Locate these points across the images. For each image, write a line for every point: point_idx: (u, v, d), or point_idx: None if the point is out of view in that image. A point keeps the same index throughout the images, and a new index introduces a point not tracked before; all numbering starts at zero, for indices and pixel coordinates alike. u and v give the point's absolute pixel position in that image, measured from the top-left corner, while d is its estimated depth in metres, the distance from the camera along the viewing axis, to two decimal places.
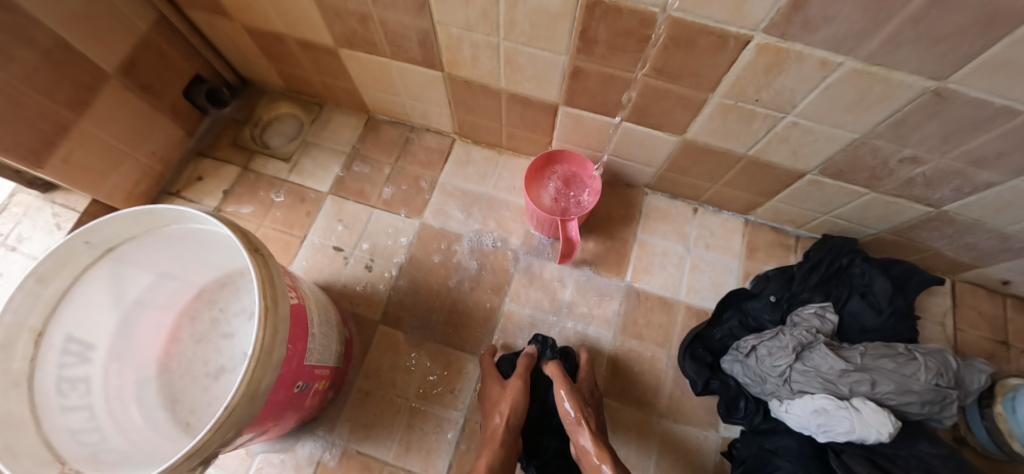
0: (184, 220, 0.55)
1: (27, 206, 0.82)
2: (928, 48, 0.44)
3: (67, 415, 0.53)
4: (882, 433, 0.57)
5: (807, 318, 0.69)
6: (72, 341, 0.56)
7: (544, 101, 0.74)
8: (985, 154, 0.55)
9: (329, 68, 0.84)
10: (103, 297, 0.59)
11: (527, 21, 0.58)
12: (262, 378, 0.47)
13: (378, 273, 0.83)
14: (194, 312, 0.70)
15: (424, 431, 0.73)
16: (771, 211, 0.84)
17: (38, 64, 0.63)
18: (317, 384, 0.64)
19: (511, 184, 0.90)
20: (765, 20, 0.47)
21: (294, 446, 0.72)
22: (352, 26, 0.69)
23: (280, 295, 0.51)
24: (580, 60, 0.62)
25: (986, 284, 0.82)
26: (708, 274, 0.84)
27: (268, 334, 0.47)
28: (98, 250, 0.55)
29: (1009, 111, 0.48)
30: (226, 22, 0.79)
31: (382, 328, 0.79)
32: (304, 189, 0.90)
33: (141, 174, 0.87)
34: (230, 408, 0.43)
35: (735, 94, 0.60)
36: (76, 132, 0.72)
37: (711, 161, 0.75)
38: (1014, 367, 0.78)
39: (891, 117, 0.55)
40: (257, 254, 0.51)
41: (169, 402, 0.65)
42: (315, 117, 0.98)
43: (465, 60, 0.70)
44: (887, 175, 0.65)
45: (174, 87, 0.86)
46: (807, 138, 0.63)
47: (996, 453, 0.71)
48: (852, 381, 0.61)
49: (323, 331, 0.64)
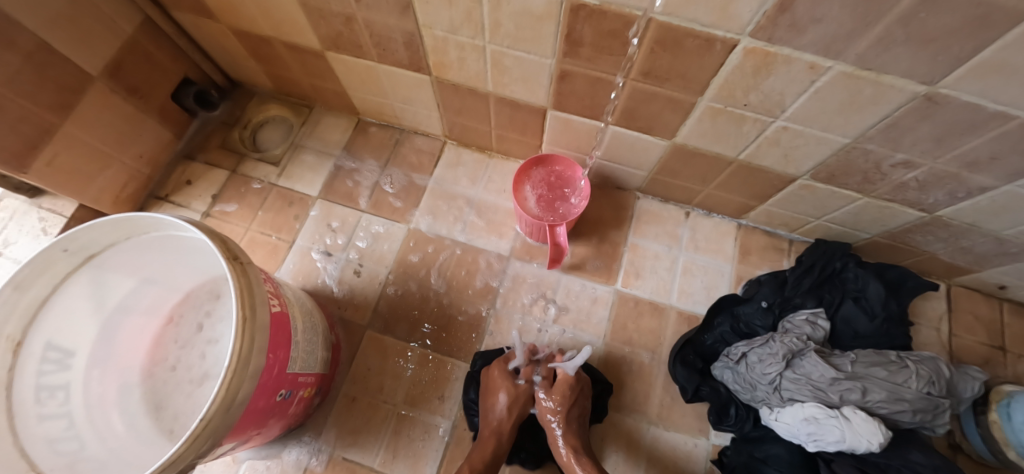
0: (164, 226, 0.55)
1: (14, 210, 0.81)
2: (918, 50, 0.43)
3: (45, 424, 0.52)
4: (873, 443, 0.56)
5: (798, 324, 0.68)
6: (51, 349, 0.55)
7: (532, 104, 0.73)
8: (979, 158, 0.54)
9: (317, 70, 0.83)
10: (84, 304, 0.58)
11: (511, 23, 0.57)
12: (239, 387, 0.46)
13: (367, 277, 0.82)
14: (180, 318, 0.69)
15: (412, 438, 0.72)
16: (764, 214, 0.82)
17: (20, 67, 0.63)
18: (302, 391, 0.64)
19: (501, 187, 0.89)
20: (752, 22, 0.46)
21: (280, 452, 0.71)
22: (338, 28, 0.68)
23: (259, 301, 0.50)
24: (567, 62, 0.61)
25: (983, 288, 0.81)
26: (700, 278, 0.83)
27: (245, 342, 0.47)
28: (77, 257, 0.54)
29: (1003, 115, 0.47)
30: (212, 24, 0.79)
31: (370, 333, 0.78)
32: (293, 192, 0.90)
33: (129, 177, 0.86)
34: (206, 418, 0.43)
35: (724, 97, 0.58)
36: (60, 136, 0.72)
37: (702, 164, 0.74)
38: (1010, 373, 0.77)
39: (882, 121, 0.54)
40: (235, 262, 0.50)
41: (153, 408, 0.64)
42: (304, 119, 0.97)
43: (451, 63, 0.69)
44: (880, 179, 0.64)
45: (161, 89, 0.86)
46: (798, 141, 0.62)
47: (992, 461, 0.70)
48: (843, 389, 0.60)
49: (307, 337, 0.63)
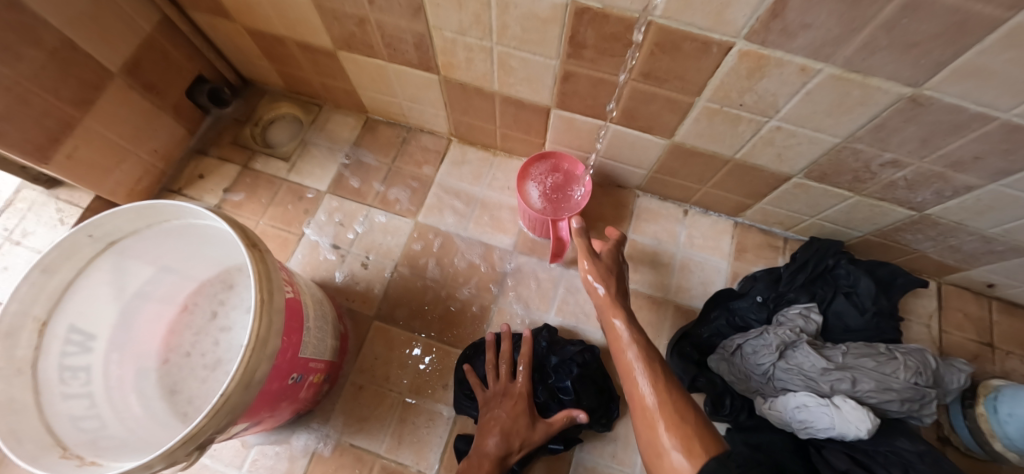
0: (184, 215, 0.57)
1: (32, 201, 0.84)
2: (901, 54, 0.46)
3: (68, 403, 0.55)
4: (862, 430, 0.58)
5: (791, 317, 0.71)
6: (74, 331, 0.58)
7: (536, 103, 0.75)
8: (963, 157, 0.57)
9: (328, 69, 0.86)
10: (105, 289, 0.61)
11: (518, 25, 0.60)
12: (258, 366, 0.49)
13: (374, 270, 0.85)
14: (194, 307, 0.72)
15: (416, 425, 0.74)
16: (760, 213, 0.85)
17: (45, 63, 0.66)
18: (312, 376, 0.66)
19: (505, 184, 0.92)
20: (746, 26, 0.49)
21: (289, 438, 0.74)
22: (350, 28, 0.71)
23: (276, 286, 0.53)
24: (570, 63, 0.64)
25: (972, 286, 0.83)
26: (697, 274, 0.85)
27: (263, 325, 0.50)
28: (101, 243, 0.57)
29: (983, 116, 0.50)
30: (228, 24, 0.81)
31: (377, 324, 0.81)
32: (302, 187, 0.92)
33: (143, 171, 0.89)
34: (226, 394, 0.45)
35: (720, 98, 0.61)
36: (79, 130, 0.74)
37: (700, 163, 0.76)
38: (998, 369, 0.80)
39: (871, 122, 0.57)
40: (254, 249, 0.53)
41: (168, 392, 0.66)
42: (314, 117, 1.00)
43: (459, 63, 0.72)
44: (870, 178, 0.67)
45: (176, 86, 0.88)
46: (791, 141, 0.65)
47: (979, 453, 0.72)
48: (833, 379, 0.62)
49: (318, 325, 0.66)
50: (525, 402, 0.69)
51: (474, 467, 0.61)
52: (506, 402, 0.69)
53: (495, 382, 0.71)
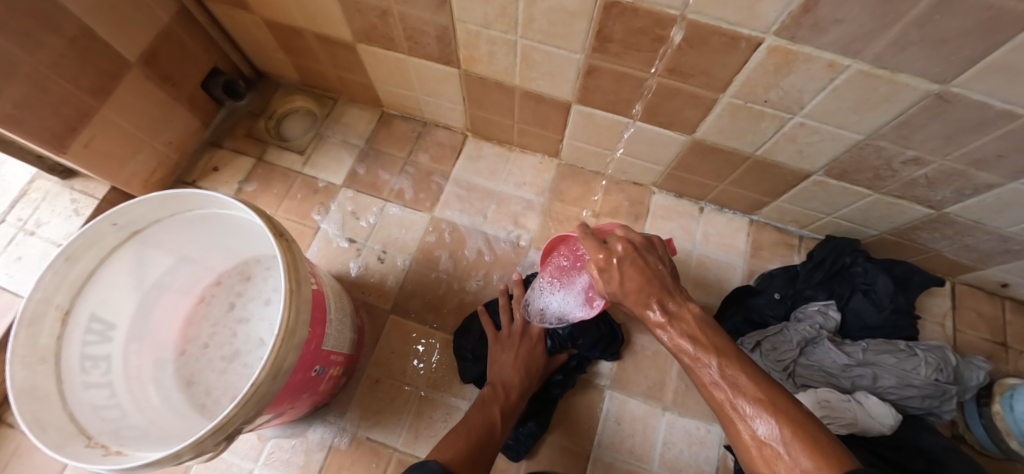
0: (209, 204, 0.57)
1: (46, 191, 0.83)
2: (931, 50, 0.46)
3: (89, 392, 0.54)
4: (883, 425, 0.59)
5: (811, 313, 0.71)
6: (95, 320, 0.57)
7: (557, 98, 0.75)
8: (986, 156, 0.57)
9: (346, 63, 0.86)
10: (125, 278, 0.60)
11: (544, 18, 0.60)
12: (285, 356, 0.49)
13: (390, 264, 0.84)
14: (211, 298, 0.72)
15: (433, 420, 0.74)
16: (776, 211, 0.85)
17: (64, 51, 0.65)
18: (332, 369, 0.66)
19: (521, 179, 0.92)
20: (777, 22, 0.49)
21: (305, 431, 0.73)
22: (372, 21, 0.71)
23: (303, 277, 0.53)
24: (595, 58, 0.64)
25: (986, 286, 0.84)
26: (714, 271, 0.85)
27: (291, 314, 0.49)
28: (124, 232, 0.56)
29: (1009, 114, 0.50)
30: (246, 16, 0.81)
31: (393, 318, 0.80)
32: (318, 180, 0.92)
33: (158, 163, 0.88)
34: (256, 383, 0.45)
35: (745, 94, 0.61)
36: (97, 119, 0.74)
37: (719, 159, 0.77)
38: (1012, 368, 0.80)
39: (895, 119, 0.57)
40: (281, 238, 0.53)
41: (185, 383, 0.66)
42: (328, 110, 0.99)
43: (481, 57, 0.72)
44: (890, 176, 0.67)
45: (192, 78, 0.88)
46: (813, 138, 0.65)
47: (993, 451, 0.72)
48: (854, 375, 0.64)
49: (338, 317, 0.66)
50: (540, 345, 0.72)
51: (495, 396, 0.64)
52: (524, 342, 0.72)
53: (510, 322, 0.74)
